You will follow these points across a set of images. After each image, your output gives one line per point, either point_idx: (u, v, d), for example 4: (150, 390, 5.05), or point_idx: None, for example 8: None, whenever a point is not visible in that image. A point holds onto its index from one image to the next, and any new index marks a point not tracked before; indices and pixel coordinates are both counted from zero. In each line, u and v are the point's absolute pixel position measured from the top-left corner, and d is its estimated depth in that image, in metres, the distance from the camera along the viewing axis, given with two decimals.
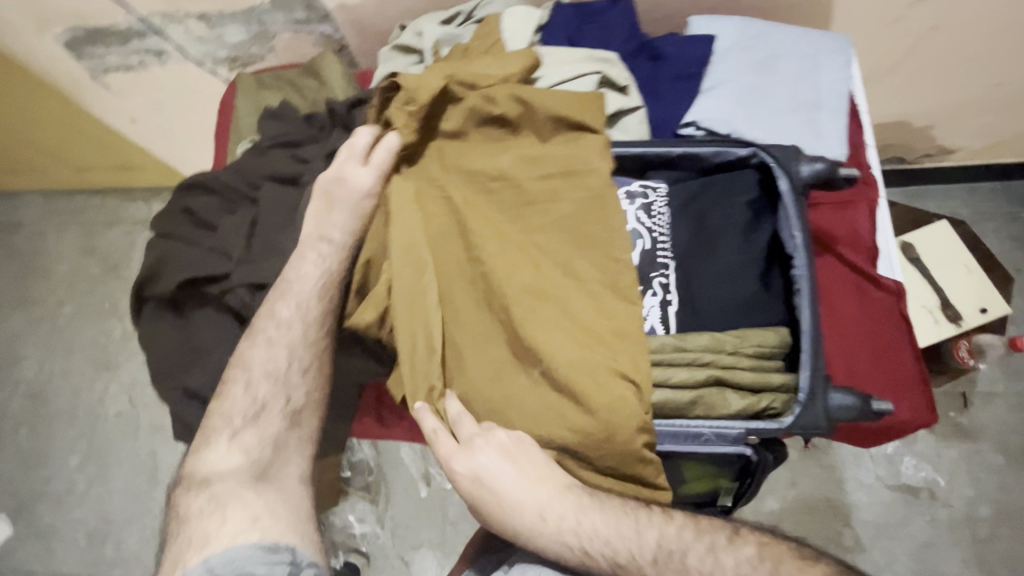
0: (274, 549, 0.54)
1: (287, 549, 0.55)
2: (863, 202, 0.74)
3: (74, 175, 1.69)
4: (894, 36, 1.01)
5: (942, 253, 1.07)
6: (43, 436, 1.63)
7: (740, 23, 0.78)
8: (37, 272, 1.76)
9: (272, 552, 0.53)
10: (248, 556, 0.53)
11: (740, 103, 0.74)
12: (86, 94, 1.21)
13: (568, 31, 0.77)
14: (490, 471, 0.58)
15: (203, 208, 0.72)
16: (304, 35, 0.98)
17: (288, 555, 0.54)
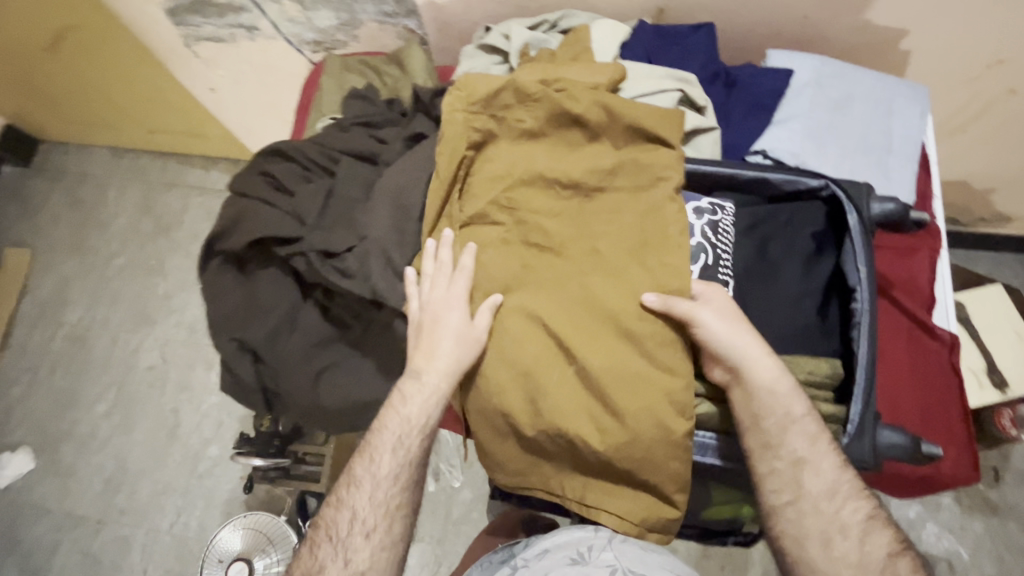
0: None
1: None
2: (926, 250, 0.74)
3: (145, 136, 1.77)
4: (969, 95, 1.01)
5: (993, 317, 1.05)
6: (77, 379, 1.69)
7: (819, 61, 0.79)
8: (95, 223, 1.85)
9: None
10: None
11: (809, 138, 0.76)
12: (176, 60, 1.28)
13: (647, 49, 0.79)
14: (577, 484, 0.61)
15: (282, 173, 0.75)
16: (389, 27, 1.03)
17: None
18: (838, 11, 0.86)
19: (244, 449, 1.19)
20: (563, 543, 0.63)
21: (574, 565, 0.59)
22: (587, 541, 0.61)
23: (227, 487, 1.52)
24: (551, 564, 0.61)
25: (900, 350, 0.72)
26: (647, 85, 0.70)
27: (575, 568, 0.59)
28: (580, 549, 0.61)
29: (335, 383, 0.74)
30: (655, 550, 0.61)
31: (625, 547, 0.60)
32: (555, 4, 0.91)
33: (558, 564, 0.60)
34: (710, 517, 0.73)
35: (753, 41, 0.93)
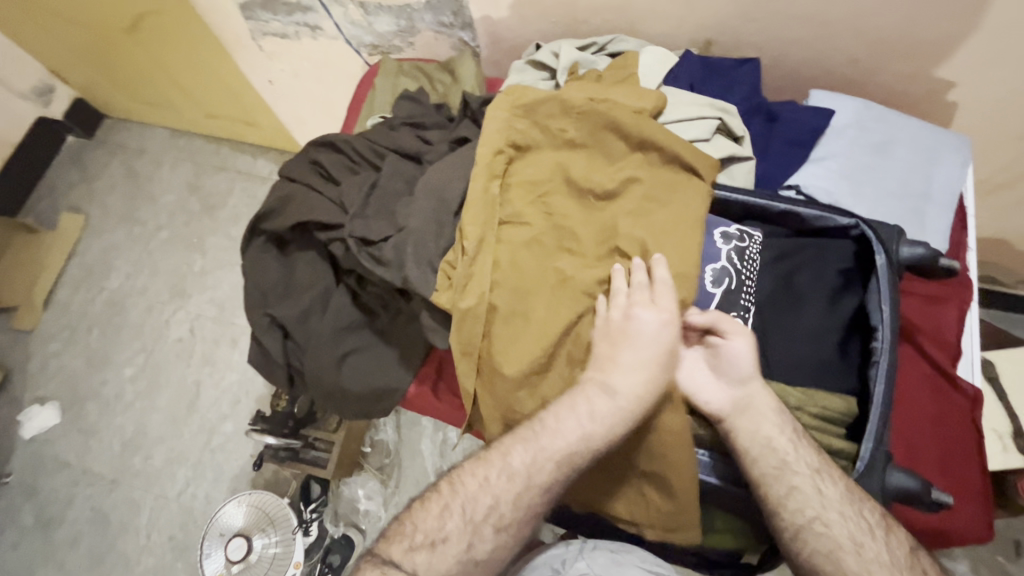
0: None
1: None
2: (955, 302, 0.73)
3: (202, 120, 1.87)
4: (1016, 153, 1.00)
5: (1022, 380, 1.02)
6: (110, 342, 1.76)
7: (862, 105, 0.80)
8: (146, 196, 1.94)
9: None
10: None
11: (845, 178, 0.76)
12: (242, 51, 1.35)
13: (692, 77, 0.81)
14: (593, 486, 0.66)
15: (331, 163, 0.79)
16: (444, 37, 1.07)
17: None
18: (887, 57, 0.87)
19: (259, 426, 1.24)
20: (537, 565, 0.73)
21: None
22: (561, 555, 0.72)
23: (236, 463, 1.56)
24: None
25: (921, 398, 0.71)
26: (688, 111, 0.72)
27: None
28: (556, 564, 0.71)
29: (357, 366, 0.77)
30: (625, 552, 0.70)
31: (595, 554, 0.70)
32: (606, 28, 0.95)
33: None
34: (714, 547, 0.72)
35: (798, 79, 0.94)
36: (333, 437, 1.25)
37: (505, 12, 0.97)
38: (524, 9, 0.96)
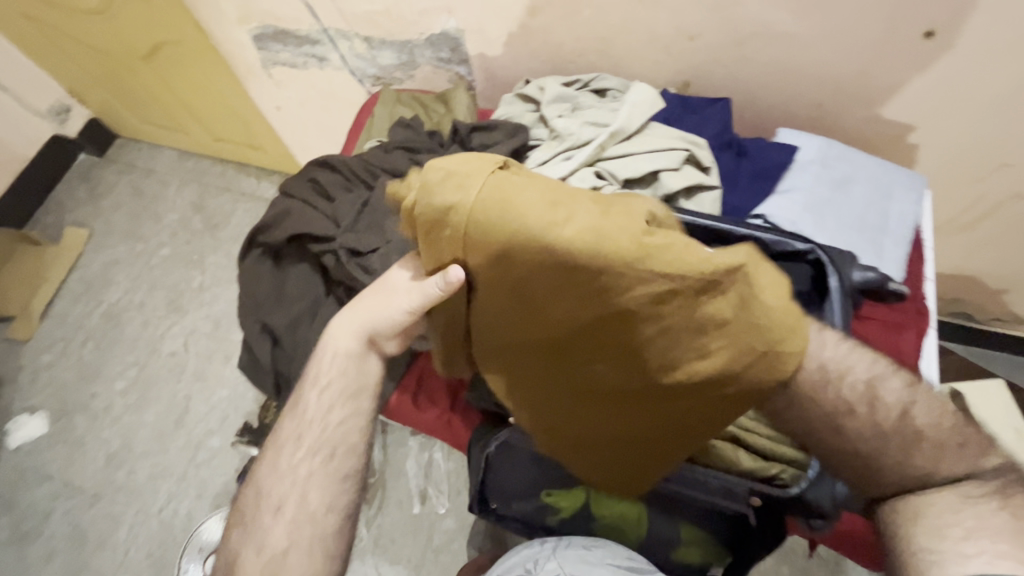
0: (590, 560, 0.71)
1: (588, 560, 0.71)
2: (913, 328, 0.78)
3: (210, 143, 1.94)
4: (976, 193, 1.06)
5: (994, 412, 1.04)
6: (104, 355, 1.78)
7: (825, 143, 0.86)
8: (151, 214, 2.00)
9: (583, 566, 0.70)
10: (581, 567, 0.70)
11: (808, 210, 0.81)
12: (252, 79, 1.44)
13: (667, 114, 0.88)
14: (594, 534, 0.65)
15: (328, 182, 0.84)
16: (442, 71, 1.15)
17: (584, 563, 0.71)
18: (850, 102, 0.93)
19: (244, 438, 1.27)
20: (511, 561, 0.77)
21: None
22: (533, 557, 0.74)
23: (220, 479, 1.56)
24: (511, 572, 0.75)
25: None
26: (659, 143, 0.77)
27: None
28: (528, 564, 0.74)
29: None
30: (595, 547, 0.72)
31: (566, 552, 0.73)
32: (592, 68, 1.02)
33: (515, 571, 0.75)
34: (680, 559, 0.74)
35: (771, 119, 1.01)
36: None
37: (499, 50, 1.05)
38: (516, 49, 1.03)
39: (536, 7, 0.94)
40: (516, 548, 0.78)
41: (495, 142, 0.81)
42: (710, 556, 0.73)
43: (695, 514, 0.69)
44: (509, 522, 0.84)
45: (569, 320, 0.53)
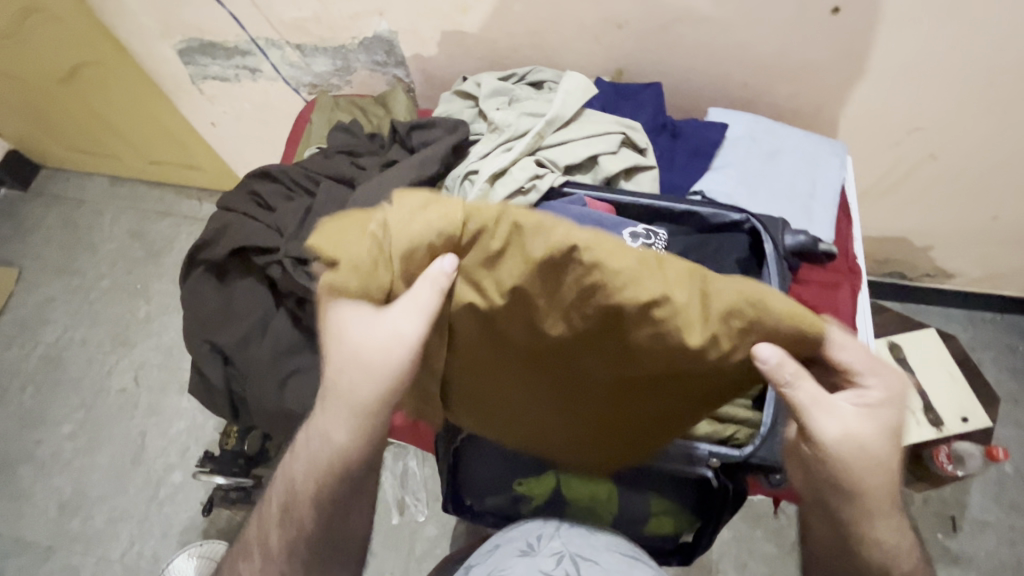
0: (600, 551, 0.67)
1: (598, 552, 0.67)
2: (847, 285, 0.82)
3: (144, 167, 1.86)
4: (894, 157, 1.13)
5: (928, 360, 1.12)
6: (46, 400, 1.68)
7: (752, 120, 0.90)
8: (85, 246, 1.90)
9: (590, 557, 0.66)
10: (590, 557, 0.66)
11: (742, 182, 0.85)
12: (182, 95, 1.38)
13: (603, 101, 0.90)
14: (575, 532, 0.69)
15: (267, 193, 0.82)
16: (379, 75, 1.14)
17: (592, 554, 0.67)
18: (772, 79, 0.98)
19: (207, 467, 1.20)
20: (513, 537, 0.72)
21: (523, 556, 0.67)
22: (537, 531, 0.71)
23: (185, 515, 1.49)
24: (502, 555, 0.69)
25: None
26: (596, 127, 0.78)
27: (524, 557, 0.67)
28: (529, 539, 0.70)
29: (297, 388, 0.77)
30: (597, 533, 0.70)
31: (569, 533, 0.70)
32: (527, 62, 1.03)
33: (511, 552, 0.69)
34: (654, 532, 0.77)
35: (702, 99, 1.05)
36: None
37: (434, 50, 1.05)
38: (451, 47, 1.03)
39: (465, 4, 0.95)
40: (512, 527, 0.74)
41: (435, 139, 0.80)
42: (679, 527, 0.75)
43: (661, 483, 0.72)
44: (486, 519, 0.83)
45: (582, 341, 0.55)
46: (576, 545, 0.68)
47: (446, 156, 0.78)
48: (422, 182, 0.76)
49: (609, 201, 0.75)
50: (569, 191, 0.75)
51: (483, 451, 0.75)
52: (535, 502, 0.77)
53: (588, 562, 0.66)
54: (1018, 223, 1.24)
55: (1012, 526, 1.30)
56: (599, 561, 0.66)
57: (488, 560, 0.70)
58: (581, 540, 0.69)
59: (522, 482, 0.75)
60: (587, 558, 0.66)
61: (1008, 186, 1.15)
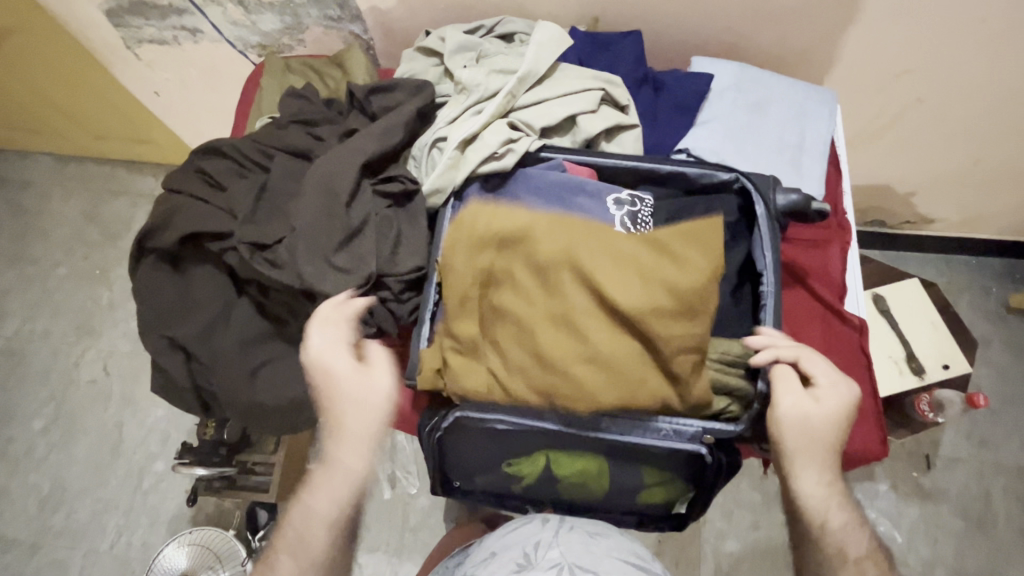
0: (595, 557, 0.67)
1: (592, 562, 0.66)
2: (837, 242, 0.80)
3: (88, 142, 1.72)
4: (882, 102, 1.09)
5: (911, 310, 1.11)
6: (13, 395, 1.60)
7: (738, 68, 0.84)
8: (34, 232, 1.77)
9: (582, 563, 0.66)
10: (585, 564, 0.65)
11: (728, 138, 0.81)
12: (119, 62, 1.26)
13: (579, 53, 0.83)
14: (580, 547, 0.68)
15: (216, 171, 0.74)
16: (334, 32, 1.04)
17: (588, 563, 0.66)
18: (758, 22, 0.92)
19: (186, 459, 1.16)
20: (510, 547, 0.70)
21: (520, 569, 0.65)
22: (533, 540, 0.70)
23: (173, 503, 1.47)
24: (498, 569, 0.67)
25: (827, 340, 0.76)
26: (574, 83, 0.72)
27: (522, 570, 0.65)
28: (525, 550, 0.68)
29: (271, 379, 0.73)
30: (598, 537, 0.71)
31: (567, 540, 0.70)
32: (494, 11, 0.95)
33: (505, 564, 0.67)
34: (647, 502, 0.76)
35: (683, 47, 0.98)
36: (272, 458, 1.23)
37: (392, 2, 0.95)
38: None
39: None
40: (509, 530, 0.74)
41: (397, 103, 0.72)
42: (673, 496, 0.74)
43: (656, 459, 0.68)
44: (477, 495, 0.84)
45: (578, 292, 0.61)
46: (569, 553, 0.67)
47: (411, 122, 0.70)
48: (384, 152, 0.68)
49: (590, 165, 0.70)
50: (547, 155, 0.69)
51: (466, 437, 0.71)
52: (525, 481, 0.75)
53: (587, 573, 0.64)
54: (1000, 166, 1.22)
55: (981, 460, 1.39)
56: (593, 565, 0.65)
57: (486, 572, 0.68)
58: (577, 552, 0.67)
59: (509, 464, 0.73)
60: (581, 564, 0.66)
61: (993, 129, 1.13)
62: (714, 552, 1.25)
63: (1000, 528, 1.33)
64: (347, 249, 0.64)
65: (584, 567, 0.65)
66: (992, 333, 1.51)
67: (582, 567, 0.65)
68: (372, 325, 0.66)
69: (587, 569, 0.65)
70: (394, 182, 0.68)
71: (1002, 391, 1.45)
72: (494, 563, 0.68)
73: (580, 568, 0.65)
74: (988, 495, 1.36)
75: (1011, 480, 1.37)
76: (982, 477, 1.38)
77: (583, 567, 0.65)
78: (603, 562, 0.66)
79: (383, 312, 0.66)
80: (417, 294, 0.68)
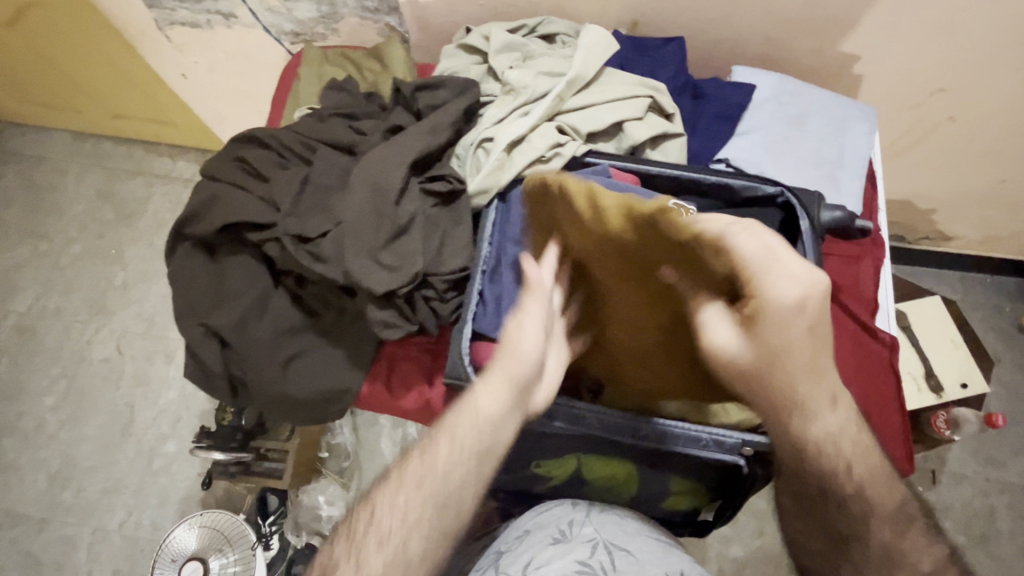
0: (629, 538, 0.68)
1: (626, 543, 0.67)
2: (870, 259, 0.80)
3: (107, 121, 1.71)
4: (914, 118, 1.09)
5: (933, 328, 1.12)
6: (25, 370, 1.60)
7: (779, 78, 0.84)
8: (49, 208, 1.77)
9: (617, 544, 0.67)
10: (620, 544, 0.67)
11: (768, 150, 0.81)
12: (146, 42, 1.25)
13: (621, 58, 0.83)
14: (614, 527, 0.69)
15: (256, 160, 0.74)
16: (370, 23, 1.03)
17: (622, 545, 0.67)
18: (798, 33, 0.92)
19: (203, 443, 1.17)
20: (544, 523, 0.71)
21: (556, 543, 0.67)
22: (568, 517, 0.71)
23: (183, 485, 1.47)
24: (534, 544, 0.68)
25: (857, 356, 0.77)
26: (621, 90, 0.71)
27: (558, 546, 0.67)
28: (561, 527, 0.70)
29: (303, 371, 0.74)
30: (628, 518, 0.72)
31: (600, 519, 0.71)
32: (534, 11, 0.95)
33: (542, 540, 0.68)
34: (672, 508, 0.77)
35: (721, 55, 0.98)
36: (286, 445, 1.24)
37: None
38: None
39: None
40: (540, 511, 0.74)
41: (443, 101, 0.72)
42: (694, 505, 0.76)
43: (685, 469, 0.69)
44: (499, 492, 0.85)
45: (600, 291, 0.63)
46: (606, 532, 0.68)
47: (457, 122, 0.70)
48: (431, 150, 0.68)
49: (635, 172, 0.70)
50: (591, 160, 0.69)
51: None
52: (552, 482, 0.76)
53: (621, 551, 0.66)
54: None
55: (986, 478, 1.39)
56: (628, 546, 0.67)
57: (520, 547, 0.69)
58: (614, 531, 0.69)
59: (538, 464, 0.73)
60: (616, 544, 0.67)
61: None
62: (718, 555, 1.26)
63: (1000, 545, 1.35)
64: (394, 245, 0.65)
65: (618, 547, 0.67)
66: (1004, 352, 1.51)
67: (618, 549, 0.66)
68: (414, 321, 0.67)
69: (622, 550, 0.66)
70: (440, 181, 0.68)
71: (1009, 410, 1.46)
72: (528, 537, 0.69)
73: (615, 550, 0.66)
74: (991, 513, 1.37)
75: (1014, 498, 1.38)
76: (986, 494, 1.38)
77: (619, 549, 0.66)
78: (636, 541, 0.68)
79: (426, 310, 0.67)
80: (461, 293, 0.68)
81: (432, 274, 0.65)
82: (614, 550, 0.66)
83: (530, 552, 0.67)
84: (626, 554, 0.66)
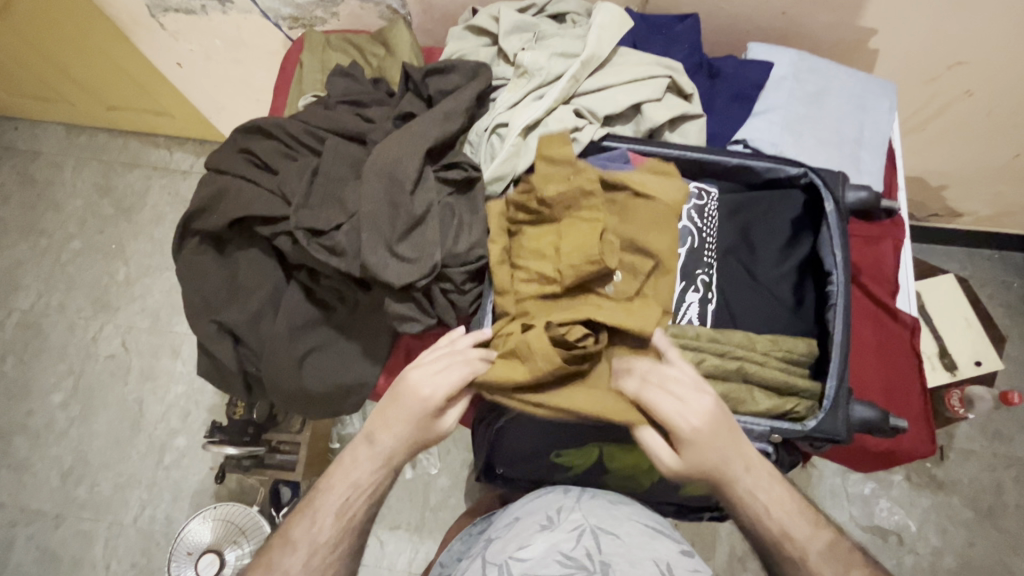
0: (614, 522, 0.67)
1: (610, 528, 0.66)
2: (890, 239, 0.77)
3: (102, 112, 1.67)
4: (928, 93, 1.07)
5: (946, 306, 1.11)
6: (32, 368, 1.59)
7: (797, 56, 0.81)
8: (48, 204, 1.74)
9: (600, 529, 0.65)
10: (604, 531, 0.65)
11: (787, 129, 0.79)
12: (141, 32, 1.21)
13: (634, 36, 0.80)
14: (596, 516, 0.68)
15: (263, 151, 0.71)
16: (372, 6, 1.00)
17: (604, 530, 0.65)
18: (815, 7, 0.89)
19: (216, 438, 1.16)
20: (534, 513, 0.69)
21: (544, 531, 0.66)
22: (556, 504, 0.70)
23: (195, 478, 1.47)
24: (523, 530, 0.67)
25: (879, 338, 0.76)
26: (637, 71, 0.70)
27: (545, 531, 0.66)
28: (549, 513, 0.68)
29: (319, 367, 0.73)
30: (618, 504, 0.70)
31: (590, 505, 0.69)
32: None
33: (530, 528, 0.67)
34: (690, 494, 0.78)
35: (734, 31, 0.95)
36: (297, 437, 1.23)
37: None
38: None
39: None
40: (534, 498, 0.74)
41: (455, 87, 0.71)
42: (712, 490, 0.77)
43: None
44: (518, 481, 0.85)
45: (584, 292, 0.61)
46: (588, 517, 0.67)
47: (469, 108, 0.69)
48: (444, 139, 0.67)
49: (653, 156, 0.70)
50: (610, 145, 0.69)
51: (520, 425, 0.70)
52: (571, 471, 0.77)
53: (607, 535, 0.64)
54: None
55: (995, 453, 1.40)
56: (611, 530, 0.65)
57: (510, 533, 0.68)
58: (595, 517, 0.67)
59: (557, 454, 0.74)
60: (599, 528, 0.65)
61: None
62: (728, 535, 1.24)
63: (1008, 518, 1.35)
64: (411, 237, 0.63)
65: (599, 534, 0.65)
66: (1013, 327, 1.50)
67: (600, 534, 0.65)
68: (432, 314, 0.67)
69: (606, 534, 0.65)
70: (455, 169, 0.67)
71: (1017, 385, 1.46)
72: (515, 528, 0.68)
73: (597, 535, 0.64)
74: (998, 487, 1.37)
75: (1021, 471, 1.38)
76: (993, 469, 1.39)
77: (601, 534, 0.65)
78: (620, 526, 0.66)
79: (444, 303, 0.67)
80: (478, 284, 0.68)
81: (449, 266, 0.65)
82: (598, 535, 0.64)
83: (517, 539, 0.66)
84: (609, 537, 0.64)
